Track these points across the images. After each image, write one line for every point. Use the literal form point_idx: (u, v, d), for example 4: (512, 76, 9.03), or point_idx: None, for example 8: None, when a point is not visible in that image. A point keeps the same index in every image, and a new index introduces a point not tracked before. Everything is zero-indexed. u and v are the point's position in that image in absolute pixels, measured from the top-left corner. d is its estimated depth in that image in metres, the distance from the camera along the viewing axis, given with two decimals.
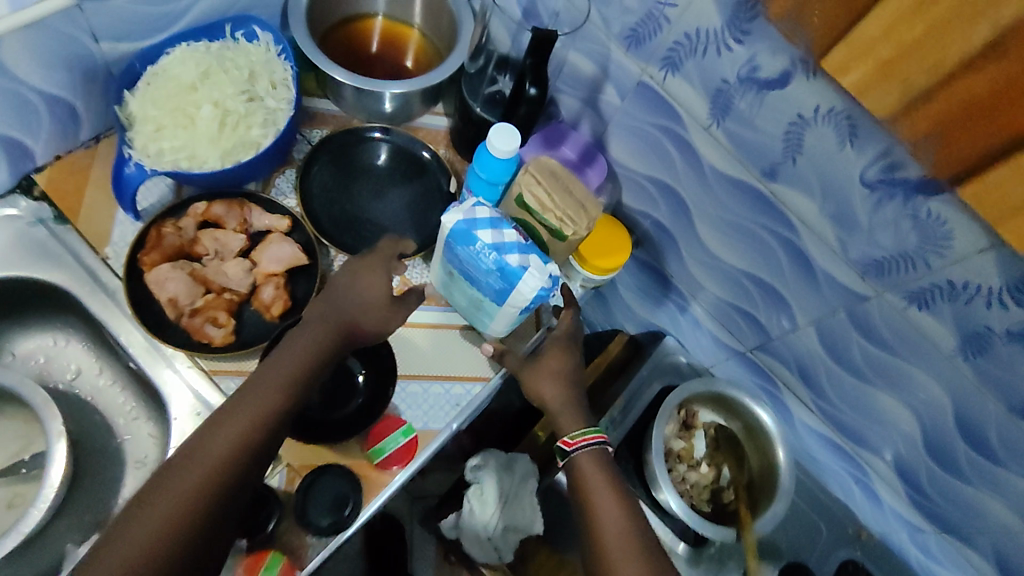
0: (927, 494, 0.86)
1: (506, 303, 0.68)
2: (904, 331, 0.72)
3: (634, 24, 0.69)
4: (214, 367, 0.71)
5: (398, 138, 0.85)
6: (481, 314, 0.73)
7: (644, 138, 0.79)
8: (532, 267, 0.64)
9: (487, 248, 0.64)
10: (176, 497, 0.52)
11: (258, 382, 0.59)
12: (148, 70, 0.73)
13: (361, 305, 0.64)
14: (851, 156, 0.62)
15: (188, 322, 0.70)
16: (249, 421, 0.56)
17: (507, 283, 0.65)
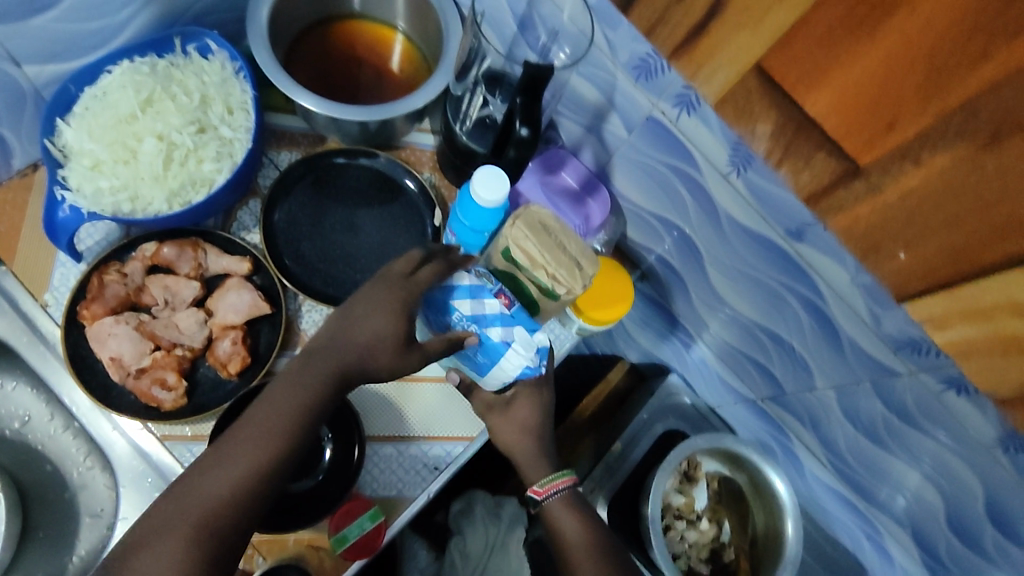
0: (942, 562, 0.80)
1: (489, 376, 0.61)
2: (935, 411, 0.63)
3: (643, 55, 0.60)
4: (167, 433, 0.64)
5: (377, 163, 0.76)
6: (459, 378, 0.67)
7: (652, 175, 0.71)
8: (515, 343, 0.57)
9: (466, 321, 0.58)
10: None
11: (243, 430, 0.52)
12: (84, 92, 0.63)
13: (359, 345, 0.56)
14: (893, 229, 0.53)
15: (134, 384, 0.62)
16: (235, 477, 0.50)
17: (490, 358, 0.59)
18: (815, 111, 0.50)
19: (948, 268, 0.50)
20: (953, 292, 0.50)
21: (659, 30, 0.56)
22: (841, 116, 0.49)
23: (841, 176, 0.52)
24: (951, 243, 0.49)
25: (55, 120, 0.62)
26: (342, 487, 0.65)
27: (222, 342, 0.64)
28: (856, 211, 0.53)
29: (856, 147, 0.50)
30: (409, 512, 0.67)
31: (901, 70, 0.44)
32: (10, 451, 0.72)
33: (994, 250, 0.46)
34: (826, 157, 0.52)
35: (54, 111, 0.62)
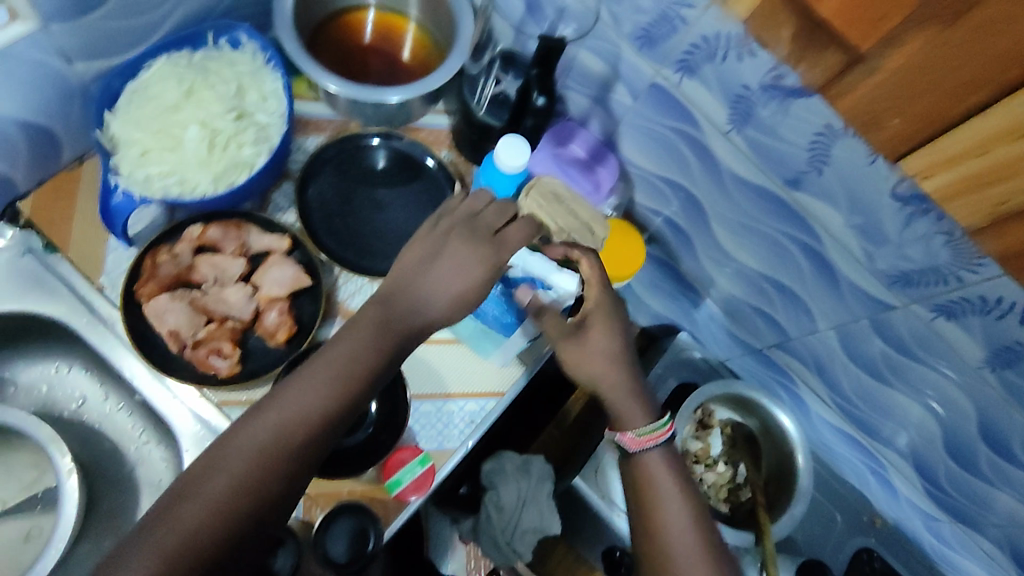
0: (943, 487, 0.86)
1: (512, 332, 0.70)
2: (929, 340, 0.69)
3: (646, 25, 0.66)
4: (224, 398, 0.69)
5: (398, 143, 0.81)
6: (488, 341, 0.73)
7: (657, 139, 0.77)
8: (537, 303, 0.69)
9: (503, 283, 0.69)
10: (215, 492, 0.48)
11: (316, 372, 0.53)
12: (127, 86, 0.68)
13: (436, 286, 0.58)
14: (880, 170, 0.59)
15: (192, 355, 0.67)
16: (306, 413, 0.52)
17: (513, 312, 0.69)
18: (820, 13, 0.53)
19: (932, 131, 0.53)
20: (955, 165, 0.53)
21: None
22: (842, 14, 0.51)
23: (843, 66, 0.54)
24: (934, 106, 0.52)
25: (103, 113, 0.67)
26: (394, 437, 0.69)
27: (269, 313, 0.69)
28: (856, 94, 0.55)
29: (850, 33, 0.52)
30: (451, 462, 0.72)
31: None
32: (70, 432, 0.77)
33: (967, 106, 0.50)
34: (832, 53, 0.55)
35: (102, 104, 0.67)
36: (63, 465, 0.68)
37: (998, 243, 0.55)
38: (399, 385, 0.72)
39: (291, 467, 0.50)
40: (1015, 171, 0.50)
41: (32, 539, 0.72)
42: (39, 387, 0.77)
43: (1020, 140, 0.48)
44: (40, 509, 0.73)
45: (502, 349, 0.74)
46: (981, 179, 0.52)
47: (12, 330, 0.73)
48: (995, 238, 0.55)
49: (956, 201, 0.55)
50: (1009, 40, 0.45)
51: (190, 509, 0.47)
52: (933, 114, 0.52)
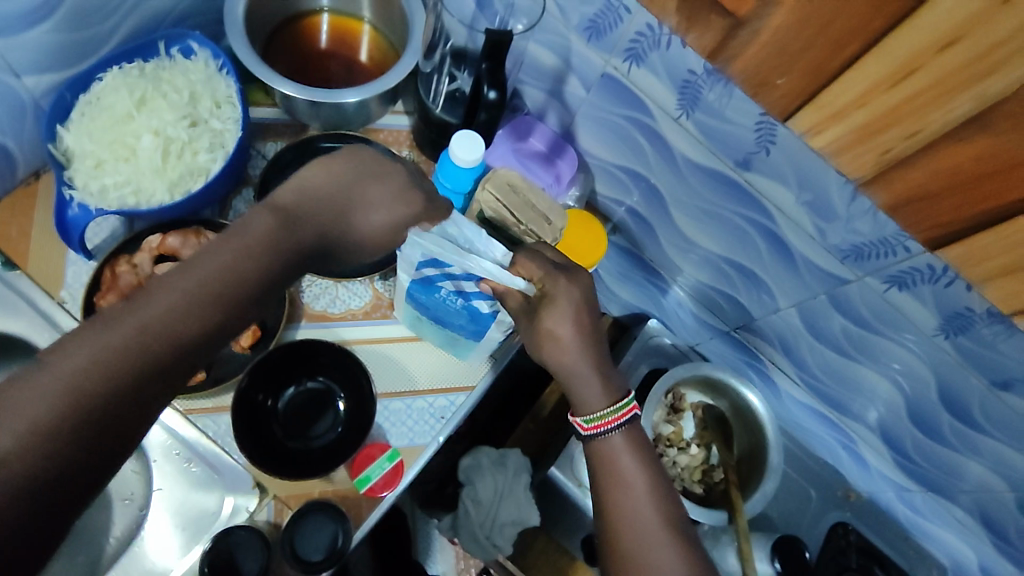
0: (911, 456, 0.88)
1: (482, 339, 0.71)
2: (885, 311, 0.71)
3: (592, 16, 0.67)
4: (190, 406, 0.68)
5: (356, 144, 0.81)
6: (462, 347, 0.74)
7: (612, 129, 0.78)
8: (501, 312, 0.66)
9: (467, 285, 0.63)
10: (76, 374, 0.39)
11: (186, 281, 0.45)
12: (80, 99, 0.67)
13: (355, 211, 0.57)
14: (825, 147, 0.60)
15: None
16: (196, 299, 0.45)
17: (479, 323, 0.68)
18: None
19: (813, 84, 0.56)
20: (843, 117, 0.57)
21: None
22: None
23: (728, 32, 0.58)
24: (811, 62, 0.55)
25: (55, 127, 0.66)
26: (360, 437, 0.67)
27: None
28: (745, 55, 0.58)
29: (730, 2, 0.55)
30: (424, 458, 0.72)
31: None
32: None
33: (841, 56, 0.53)
34: (715, 19, 0.58)
35: (54, 118, 0.67)
36: None
37: (888, 194, 0.60)
38: (361, 381, 0.70)
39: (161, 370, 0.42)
40: (899, 114, 0.54)
41: None
42: None
43: (904, 81, 0.52)
44: None
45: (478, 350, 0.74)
46: (873, 126, 0.56)
47: None
48: (885, 189, 0.60)
49: (850, 149, 0.59)
50: None
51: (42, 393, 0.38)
52: (816, 69, 0.55)
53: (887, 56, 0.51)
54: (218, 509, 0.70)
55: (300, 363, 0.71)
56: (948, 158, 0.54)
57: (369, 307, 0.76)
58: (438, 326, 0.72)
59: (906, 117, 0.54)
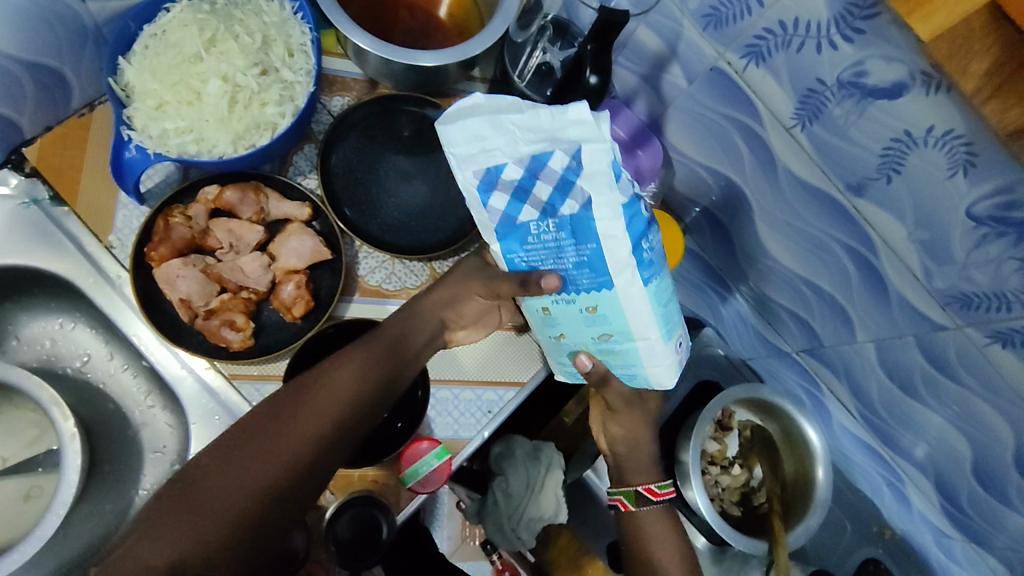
0: (961, 508, 0.83)
1: (613, 276, 0.47)
2: (977, 364, 0.66)
3: (715, 3, 0.60)
4: (234, 372, 0.66)
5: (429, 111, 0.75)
6: (608, 320, 0.50)
7: (709, 127, 0.71)
8: (597, 201, 0.45)
9: (557, 230, 0.48)
10: (287, 441, 0.48)
11: (350, 359, 0.55)
12: (144, 30, 0.62)
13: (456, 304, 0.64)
14: (961, 187, 0.54)
15: (204, 325, 0.65)
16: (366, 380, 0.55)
17: (591, 240, 0.47)
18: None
19: None
20: None
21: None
22: None
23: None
24: None
25: (117, 59, 0.61)
26: (413, 427, 0.66)
27: (286, 286, 0.65)
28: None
29: None
30: (467, 451, 0.69)
31: None
32: (73, 390, 0.74)
33: None
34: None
35: (116, 49, 0.62)
36: (65, 428, 0.65)
37: None
38: None
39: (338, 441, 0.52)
40: None
41: (31, 499, 0.69)
42: (42, 342, 0.74)
43: None
44: (38, 471, 0.70)
45: (666, 324, 0.50)
46: None
47: (15, 282, 0.69)
48: None
49: None
50: None
51: (262, 454, 0.47)
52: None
53: None
54: None
55: None
56: None
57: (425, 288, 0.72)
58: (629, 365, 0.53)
59: None
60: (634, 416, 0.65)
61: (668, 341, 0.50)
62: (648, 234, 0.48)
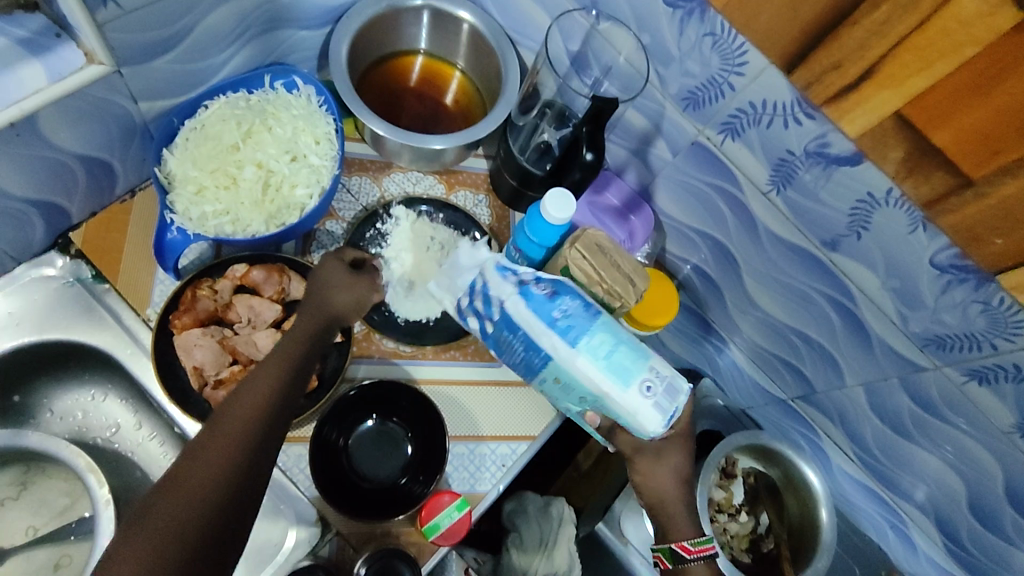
0: (964, 546, 0.85)
1: (544, 347, 0.66)
2: (959, 402, 0.70)
3: (693, 87, 0.68)
4: None
5: (444, 211, 0.82)
6: (570, 387, 0.66)
7: (694, 193, 0.78)
8: (503, 296, 0.67)
9: (503, 332, 0.69)
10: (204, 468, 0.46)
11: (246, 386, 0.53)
12: (186, 124, 0.70)
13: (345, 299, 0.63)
14: (922, 240, 0.61)
15: (212, 394, 0.68)
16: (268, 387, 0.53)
17: (518, 329, 0.67)
18: (935, 142, 0.54)
19: (972, 163, 0.53)
20: (977, 218, 0.55)
21: (810, 90, 0.59)
22: (896, 54, 0.52)
23: (951, 188, 0.55)
24: (950, 137, 0.53)
25: (161, 150, 0.68)
26: (432, 481, 0.68)
27: None
28: (963, 213, 0.56)
29: (906, 73, 0.52)
30: (484, 504, 0.72)
31: (895, 13, 0.50)
32: (102, 459, 0.76)
33: (996, 153, 0.52)
34: (941, 176, 0.56)
35: (161, 142, 0.69)
36: (100, 495, 0.68)
37: None
38: (423, 402, 0.72)
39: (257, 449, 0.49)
40: (1008, 223, 0.54)
41: (60, 569, 0.71)
42: (74, 414, 0.77)
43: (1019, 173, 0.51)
44: (71, 539, 0.72)
45: (615, 373, 0.63)
46: (979, 227, 0.56)
47: (53, 357, 0.73)
48: None
49: None
50: (1008, 89, 0.49)
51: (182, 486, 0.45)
52: None
53: (991, 160, 0.52)
54: (280, 540, 0.69)
55: (380, 402, 0.73)
56: None
57: (440, 347, 0.77)
58: (623, 419, 0.65)
59: (998, 230, 0.55)
60: None
61: (620, 386, 0.63)
62: (560, 305, 0.66)
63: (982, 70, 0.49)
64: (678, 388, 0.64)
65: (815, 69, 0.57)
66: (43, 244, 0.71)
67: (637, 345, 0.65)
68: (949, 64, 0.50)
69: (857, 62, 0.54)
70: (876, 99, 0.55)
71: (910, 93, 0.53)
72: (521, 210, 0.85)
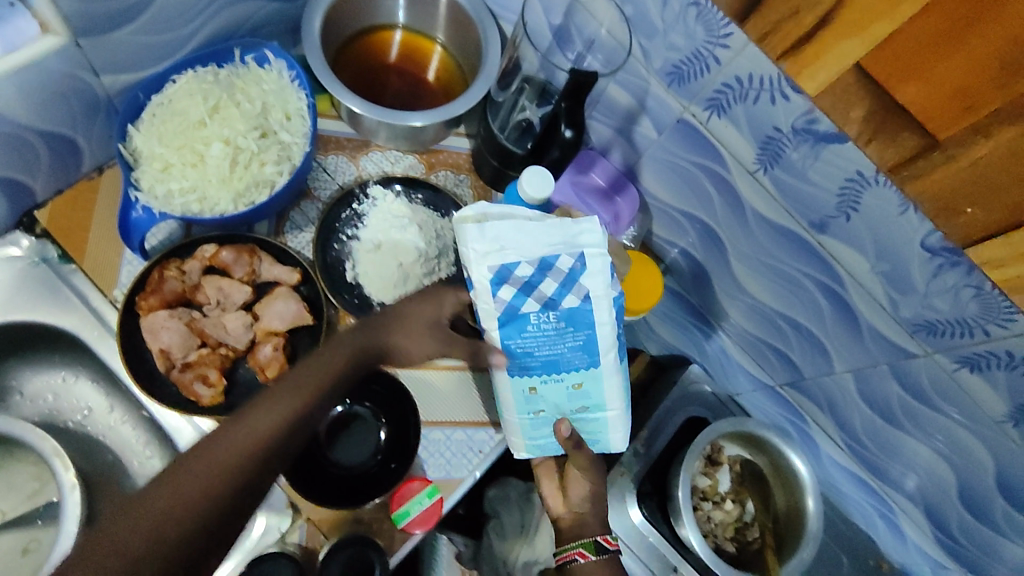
0: (954, 536, 0.83)
1: (599, 354, 0.59)
2: (950, 390, 0.68)
3: (677, 61, 0.65)
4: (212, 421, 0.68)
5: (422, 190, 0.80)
6: (590, 390, 0.60)
7: (680, 173, 0.76)
8: (598, 291, 0.59)
9: (557, 320, 0.59)
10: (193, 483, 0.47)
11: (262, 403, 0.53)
12: (152, 100, 0.67)
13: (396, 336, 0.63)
14: (912, 221, 0.58)
15: (179, 377, 0.66)
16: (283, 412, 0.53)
17: (583, 326, 0.59)
18: (899, 98, 0.52)
19: (938, 121, 0.51)
20: (947, 182, 0.53)
21: (768, 41, 0.57)
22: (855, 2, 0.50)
23: (918, 151, 0.53)
24: (915, 93, 0.51)
25: (126, 126, 0.66)
26: (406, 467, 0.67)
27: (264, 346, 0.67)
28: (931, 178, 0.54)
29: (865, 22, 0.50)
30: (459, 491, 0.70)
31: None
32: (72, 443, 0.75)
33: (963, 110, 0.49)
34: (907, 136, 0.53)
35: (126, 117, 0.66)
36: (66, 479, 0.66)
37: None
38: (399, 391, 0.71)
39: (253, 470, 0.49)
40: (982, 187, 0.52)
41: (29, 553, 0.70)
42: (44, 396, 0.75)
43: (988, 131, 0.49)
44: (40, 523, 0.71)
45: (629, 403, 0.63)
46: (950, 191, 0.53)
47: (19, 338, 0.72)
48: None
49: None
50: (973, 38, 0.46)
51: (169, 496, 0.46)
52: (1014, 206, 0.51)
53: (958, 118, 0.50)
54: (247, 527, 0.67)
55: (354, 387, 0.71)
56: (1001, 196, 0.51)
57: None
58: (588, 434, 0.64)
59: (971, 194, 0.52)
60: None
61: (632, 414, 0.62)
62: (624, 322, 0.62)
63: (946, 18, 0.47)
64: None
65: (772, 18, 0.55)
66: (7, 223, 0.69)
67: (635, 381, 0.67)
68: (910, 9, 0.48)
69: (813, 11, 0.52)
70: (838, 51, 0.53)
71: (870, 45, 0.51)
72: (502, 191, 0.83)
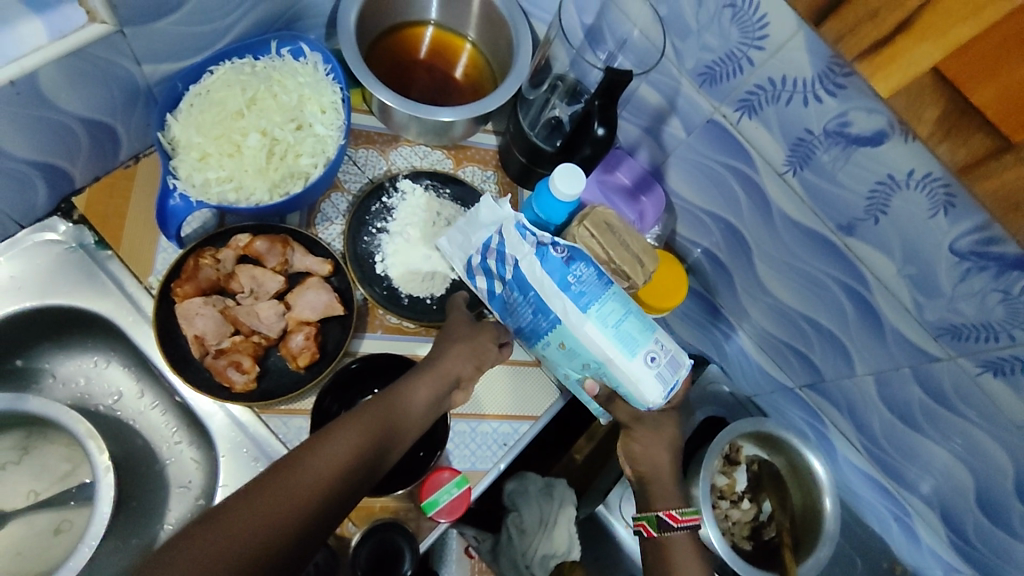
0: (970, 541, 0.84)
1: (552, 309, 0.65)
2: (972, 395, 0.68)
3: (710, 62, 0.66)
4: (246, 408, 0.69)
5: (451, 186, 0.81)
6: (577, 348, 0.65)
7: (707, 173, 0.77)
8: (521, 256, 0.65)
9: (512, 292, 0.68)
10: (259, 515, 0.48)
11: (323, 443, 0.54)
12: (190, 90, 0.68)
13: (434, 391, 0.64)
14: (943, 225, 0.59)
15: (212, 363, 0.67)
16: (345, 454, 0.54)
17: (530, 292, 0.66)
18: (975, 100, 0.49)
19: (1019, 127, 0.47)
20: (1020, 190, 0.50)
21: (844, 42, 0.54)
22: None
23: (990, 155, 0.50)
24: (998, 95, 0.47)
25: (165, 116, 0.67)
26: (433, 456, 0.69)
27: (296, 336, 0.69)
28: (1002, 180, 0.50)
29: (953, 21, 0.47)
30: (485, 483, 0.71)
31: None
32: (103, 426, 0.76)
33: None
34: (979, 138, 0.50)
35: (164, 107, 0.68)
36: (100, 461, 0.68)
37: None
38: None
39: (313, 510, 0.50)
40: None
41: (61, 533, 0.71)
42: (76, 380, 0.77)
43: None
44: (71, 504, 0.72)
45: (621, 342, 0.63)
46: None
47: (54, 323, 0.73)
48: None
49: None
50: None
51: (234, 522, 0.46)
52: None
53: None
54: None
55: (379, 376, 0.72)
56: None
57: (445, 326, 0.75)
58: (622, 387, 0.65)
59: None
60: (660, 455, 0.71)
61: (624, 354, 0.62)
62: (574, 270, 0.65)
63: None
64: (680, 361, 0.64)
65: (849, 18, 0.52)
66: (46, 209, 0.71)
67: (645, 317, 0.65)
68: (1000, 8, 0.45)
69: (894, 11, 0.49)
70: (915, 54, 0.50)
71: (953, 45, 0.48)
72: (529, 187, 0.84)
